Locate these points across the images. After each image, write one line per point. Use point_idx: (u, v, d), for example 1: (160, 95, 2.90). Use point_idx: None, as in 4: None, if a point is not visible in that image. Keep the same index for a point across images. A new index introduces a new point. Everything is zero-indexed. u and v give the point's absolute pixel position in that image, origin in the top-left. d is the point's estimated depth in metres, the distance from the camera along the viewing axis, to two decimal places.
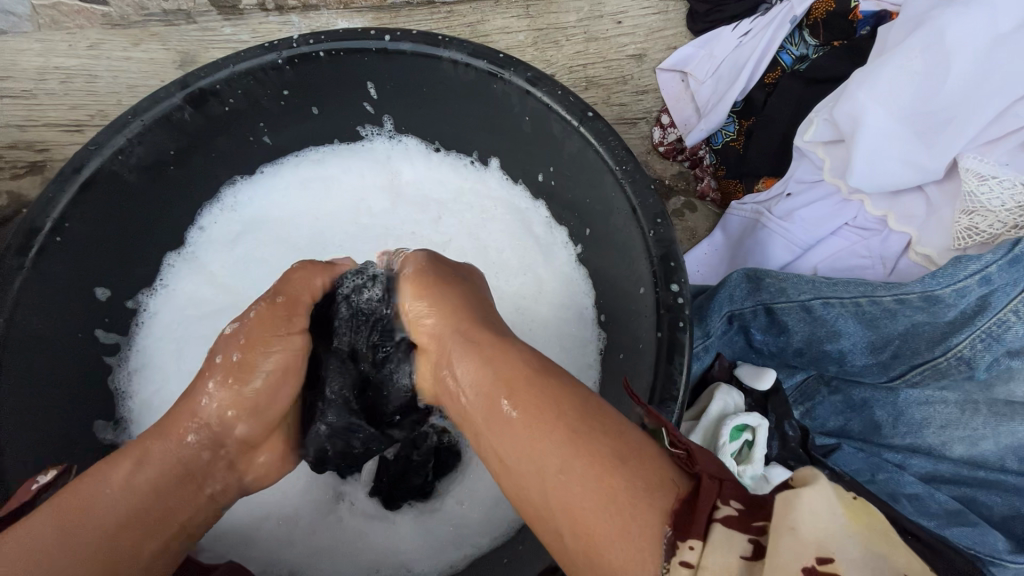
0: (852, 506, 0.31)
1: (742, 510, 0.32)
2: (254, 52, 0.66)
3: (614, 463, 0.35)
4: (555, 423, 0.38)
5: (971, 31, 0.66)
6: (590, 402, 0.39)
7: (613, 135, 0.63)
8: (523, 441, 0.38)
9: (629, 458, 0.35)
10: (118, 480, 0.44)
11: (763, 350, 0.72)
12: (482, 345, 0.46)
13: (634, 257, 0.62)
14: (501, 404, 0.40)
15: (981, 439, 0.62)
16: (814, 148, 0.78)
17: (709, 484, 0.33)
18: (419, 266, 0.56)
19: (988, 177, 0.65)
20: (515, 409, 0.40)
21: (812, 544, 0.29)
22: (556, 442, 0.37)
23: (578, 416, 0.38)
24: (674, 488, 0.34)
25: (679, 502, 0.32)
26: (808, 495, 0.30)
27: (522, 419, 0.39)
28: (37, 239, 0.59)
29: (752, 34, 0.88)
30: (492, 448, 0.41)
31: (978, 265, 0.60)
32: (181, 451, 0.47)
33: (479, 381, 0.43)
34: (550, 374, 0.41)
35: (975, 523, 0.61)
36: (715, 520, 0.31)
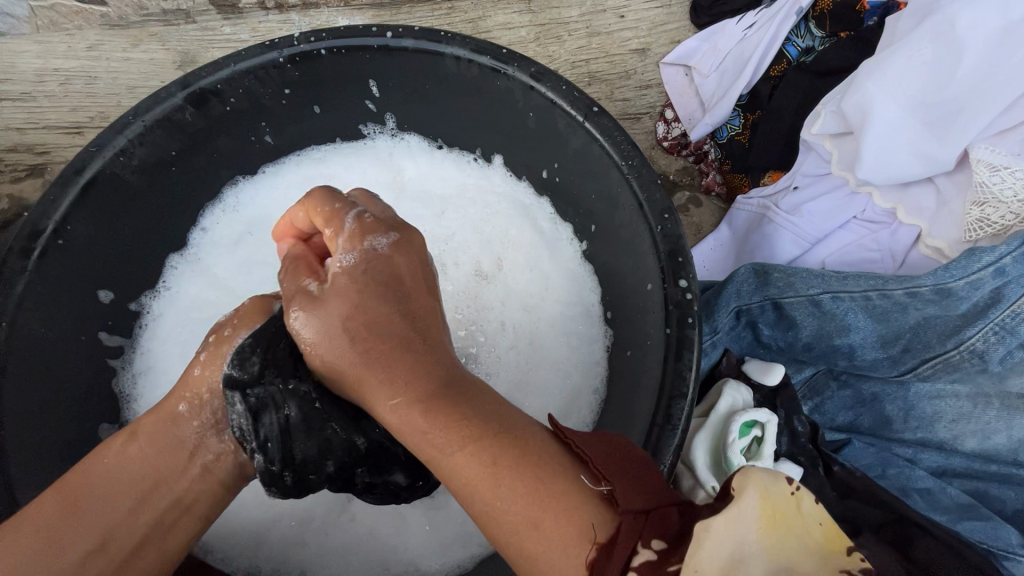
0: (769, 515, 0.33)
1: (662, 551, 0.34)
2: (254, 51, 0.65)
3: (530, 505, 0.37)
4: (473, 452, 0.39)
5: (984, 20, 0.65)
6: (513, 427, 0.40)
7: (618, 130, 0.62)
8: (447, 463, 0.39)
9: (544, 500, 0.37)
10: (112, 454, 0.46)
11: (772, 345, 0.71)
12: (384, 373, 0.43)
13: (641, 254, 0.61)
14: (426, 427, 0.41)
15: (994, 432, 0.62)
16: (821, 140, 0.77)
17: (632, 523, 0.36)
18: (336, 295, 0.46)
19: (1000, 167, 0.64)
20: (430, 433, 0.40)
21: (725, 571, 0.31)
22: (472, 466, 0.38)
23: (500, 442, 0.39)
24: (592, 534, 0.35)
25: (596, 538, 0.35)
26: (719, 524, 0.32)
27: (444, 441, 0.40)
28: (39, 242, 0.59)
29: (757, 26, 0.86)
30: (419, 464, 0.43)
31: (992, 256, 0.58)
32: (171, 425, 0.47)
33: (397, 404, 0.42)
34: (476, 400, 0.42)
35: (988, 517, 0.60)
36: (632, 563, 0.34)
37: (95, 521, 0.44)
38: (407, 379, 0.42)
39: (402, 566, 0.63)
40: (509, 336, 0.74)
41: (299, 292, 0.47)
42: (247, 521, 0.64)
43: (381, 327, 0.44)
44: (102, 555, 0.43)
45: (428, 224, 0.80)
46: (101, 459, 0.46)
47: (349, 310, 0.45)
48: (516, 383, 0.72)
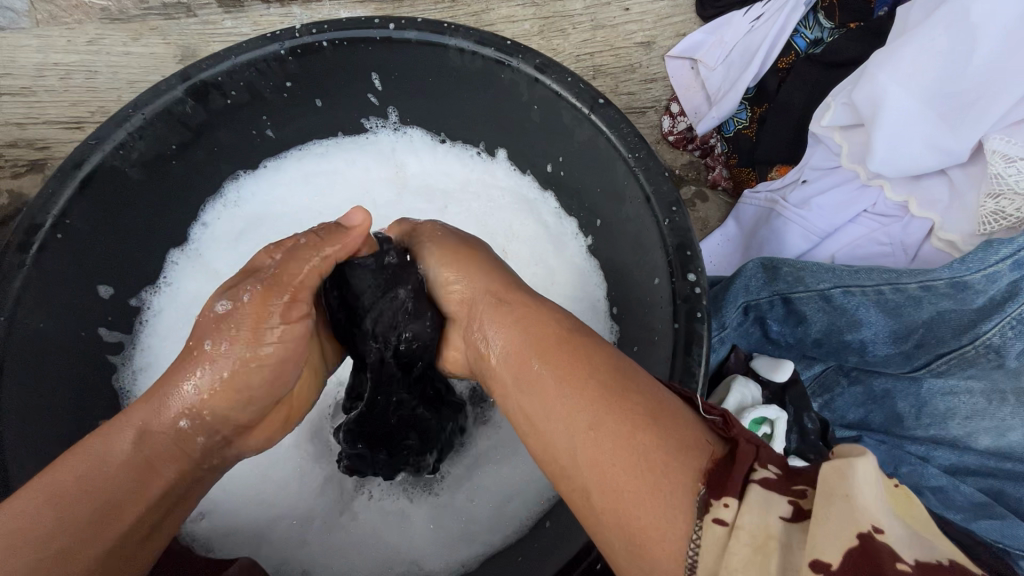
0: (894, 491, 0.31)
1: (780, 475, 0.32)
2: (256, 43, 0.64)
3: (645, 424, 0.34)
4: (585, 383, 0.38)
5: (998, 9, 0.64)
6: (622, 361, 0.39)
7: (625, 122, 0.61)
8: (553, 400, 0.38)
9: (661, 417, 0.35)
10: (118, 458, 0.43)
11: (780, 342, 0.70)
12: (515, 308, 0.47)
13: (648, 248, 0.60)
14: (534, 365, 0.41)
15: (1009, 429, 0.60)
16: (831, 133, 0.76)
17: (749, 448, 0.33)
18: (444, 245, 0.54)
19: (1016, 158, 0.63)
20: (544, 370, 0.40)
21: (867, 513, 0.27)
22: (575, 396, 0.37)
23: (609, 373, 0.38)
24: (709, 451, 0.33)
25: (713, 463, 0.32)
26: (863, 464, 0.29)
27: (554, 377, 0.39)
28: (38, 236, 0.58)
29: (765, 18, 0.85)
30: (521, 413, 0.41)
31: (1010, 248, 0.57)
32: (179, 434, 0.46)
33: (520, 340, 0.44)
34: (581, 337, 0.41)
35: (1003, 515, 0.59)
36: (753, 481, 0.31)
37: (99, 529, 0.40)
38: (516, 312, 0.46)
39: (406, 565, 0.61)
40: None
41: (435, 253, 0.54)
42: (249, 520, 0.63)
43: (502, 273, 0.52)
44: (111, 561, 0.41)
45: (431, 219, 0.79)
46: (91, 464, 0.42)
47: (460, 272, 0.52)
48: None
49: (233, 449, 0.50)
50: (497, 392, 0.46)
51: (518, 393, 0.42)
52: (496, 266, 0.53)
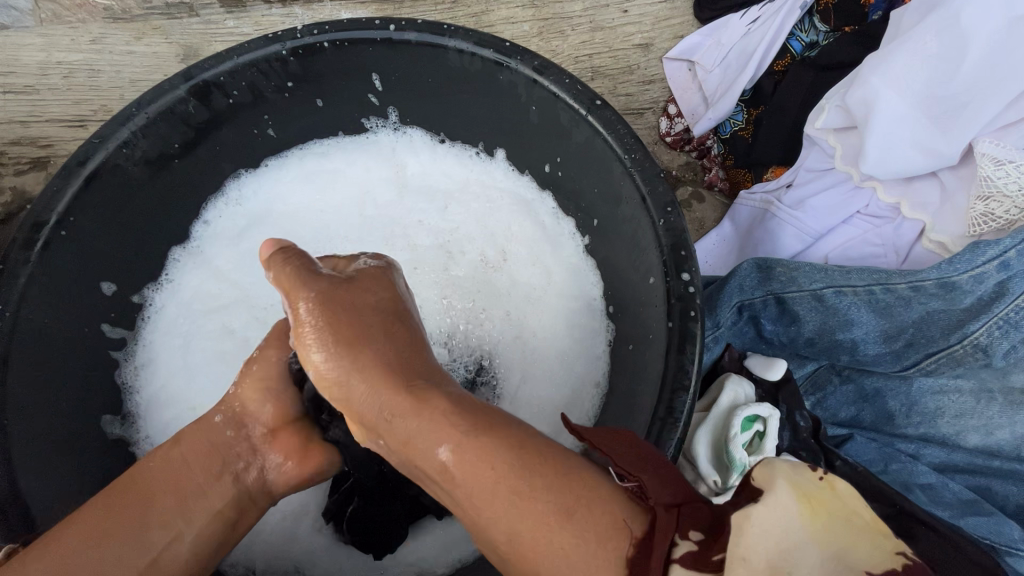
0: (806, 505, 0.33)
1: (700, 543, 0.34)
2: (259, 44, 0.65)
3: (560, 521, 0.35)
4: (496, 483, 0.36)
5: (989, 14, 0.65)
6: (528, 443, 0.38)
7: (621, 124, 0.62)
8: (466, 497, 0.37)
9: (574, 511, 0.35)
10: (157, 456, 0.51)
11: (774, 341, 0.71)
12: (401, 395, 0.41)
13: (643, 247, 0.61)
14: (435, 459, 0.39)
15: (997, 428, 0.62)
16: (825, 135, 0.77)
17: (665, 516, 0.35)
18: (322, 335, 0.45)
19: (1005, 161, 0.64)
20: (451, 461, 0.38)
21: (764, 565, 0.31)
22: (485, 493, 0.37)
23: (517, 464, 0.37)
24: (628, 532, 0.35)
25: (633, 549, 0.34)
26: (759, 515, 0.32)
27: (462, 475, 0.37)
28: (43, 232, 0.59)
29: (761, 21, 0.86)
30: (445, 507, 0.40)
31: (996, 250, 0.60)
32: (212, 434, 0.53)
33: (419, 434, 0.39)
34: (486, 425, 0.39)
35: (990, 512, 0.60)
36: (674, 560, 0.33)
37: (131, 520, 0.47)
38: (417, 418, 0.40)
39: (404, 558, 0.62)
40: (513, 329, 0.74)
41: (305, 342, 0.45)
42: None
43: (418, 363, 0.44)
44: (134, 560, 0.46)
45: (432, 218, 0.80)
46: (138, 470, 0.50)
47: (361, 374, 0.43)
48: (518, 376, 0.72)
49: (260, 458, 0.54)
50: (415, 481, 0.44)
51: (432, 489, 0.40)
52: (378, 337, 0.45)
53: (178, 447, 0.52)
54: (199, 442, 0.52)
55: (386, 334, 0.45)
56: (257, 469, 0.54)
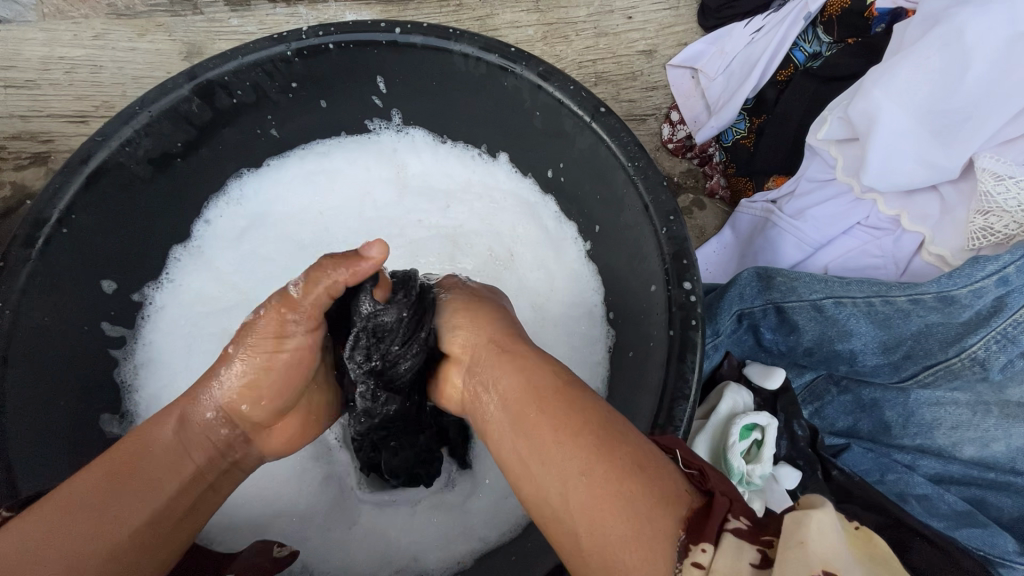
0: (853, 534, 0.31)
1: (751, 525, 0.32)
2: (263, 44, 0.65)
3: (633, 471, 0.36)
4: (578, 432, 0.39)
5: (990, 30, 0.66)
6: (608, 418, 0.40)
7: (626, 131, 0.62)
8: (544, 444, 0.40)
9: (648, 467, 0.36)
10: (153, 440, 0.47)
11: (773, 349, 0.71)
12: (514, 361, 0.47)
13: (645, 256, 0.61)
14: (528, 415, 0.42)
15: (992, 440, 0.62)
16: (827, 147, 0.78)
17: (722, 498, 0.34)
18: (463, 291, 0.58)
19: (1005, 176, 0.65)
20: (537, 412, 0.42)
21: (818, 559, 0.28)
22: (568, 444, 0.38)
23: (600, 429, 0.39)
24: (686, 501, 0.34)
25: (690, 512, 0.33)
26: (820, 516, 0.30)
27: (546, 424, 0.40)
28: (44, 230, 0.58)
29: (765, 30, 0.87)
30: (518, 457, 0.42)
31: (995, 265, 0.60)
32: (206, 425, 0.50)
33: (510, 388, 0.45)
34: (577, 393, 0.42)
35: (984, 524, 0.61)
36: (726, 529, 0.31)
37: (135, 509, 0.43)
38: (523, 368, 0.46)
39: (403, 560, 0.62)
40: None
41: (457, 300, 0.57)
42: (247, 518, 0.64)
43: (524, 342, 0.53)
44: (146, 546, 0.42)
45: (433, 217, 0.81)
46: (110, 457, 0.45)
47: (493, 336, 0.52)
48: None
49: (253, 446, 0.54)
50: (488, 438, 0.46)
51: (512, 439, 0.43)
52: (506, 328, 0.53)
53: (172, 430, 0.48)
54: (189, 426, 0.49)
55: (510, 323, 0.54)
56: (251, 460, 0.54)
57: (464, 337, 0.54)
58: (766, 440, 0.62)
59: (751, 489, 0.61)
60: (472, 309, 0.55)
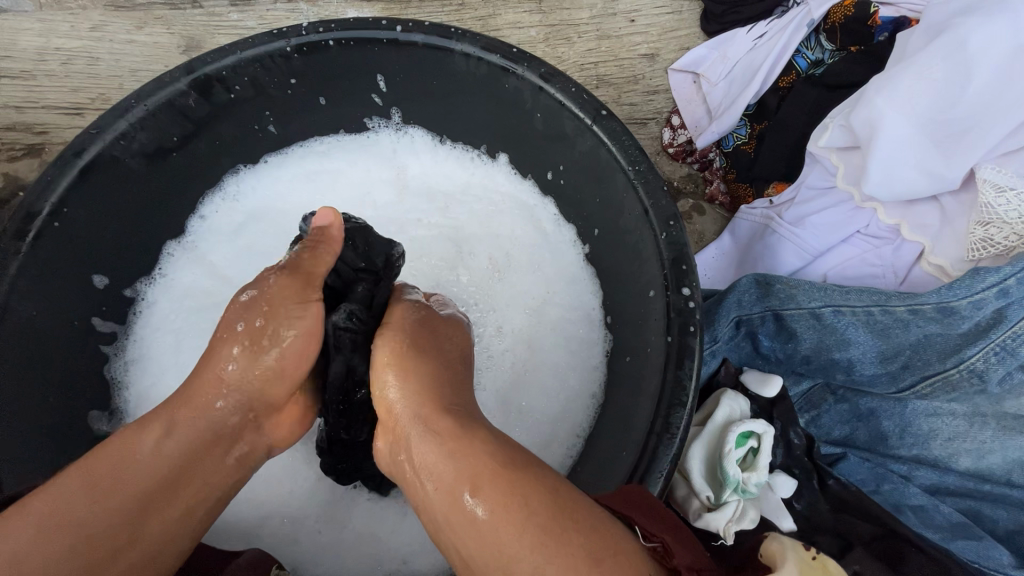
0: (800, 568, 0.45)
1: None
2: (263, 39, 0.64)
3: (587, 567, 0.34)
4: (524, 521, 0.36)
5: (993, 42, 0.66)
6: (556, 492, 0.37)
7: (626, 135, 0.61)
8: (490, 543, 0.36)
9: (605, 560, 0.34)
10: (150, 442, 0.44)
11: (770, 356, 0.71)
12: (444, 432, 0.42)
13: (644, 260, 0.61)
14: (466, 501, 0.38)
15: (989, 451, 0.63)
16: (828, 154, 0.78)
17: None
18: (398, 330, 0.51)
19: (1005, 189, 0.65)
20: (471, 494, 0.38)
21: None
22: (510, 535, 0.36)
23: (548, 510, 0.36)
24: None
25: None
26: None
27: (488, 518, 0.37)
28: (35, 223, 0.58)
29: (768, 37, 0.87)
30: (455, 552, 0.38)
31: (996, 277, 0.60)
32: (210, 417, 0.47)
33: (442, 460, 0.41)
34: (529, 471, 0.39)
35: (980, 537, 0.60)
36: None
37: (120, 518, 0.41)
38: (458, 431, 0.42)
39: (394, 563, 0.62)
40: (510, 338, 0.73)
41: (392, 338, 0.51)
42: (237, 518, 0.63)
43: (453, 386, 0.47)
44: (128, 551, 0.40)
45: (431, 217, 0.80)
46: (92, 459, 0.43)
47: (423, 382, 0.47)
48: (511, 385, 0.71)
49: (262, 436, 0.50)
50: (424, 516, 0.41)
51: (449, 535, 0.39)
52: (452, 379, 0.48)
53: (173, 424, 0.46)
54: (192, 415, 0.47)
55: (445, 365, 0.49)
56: (259, 453, 0.51)
57: (397, 393, 0.47)
58: (762, 447, 0.61)
59: (746, 497, 0.60)
60: (409, 355, 0.49)
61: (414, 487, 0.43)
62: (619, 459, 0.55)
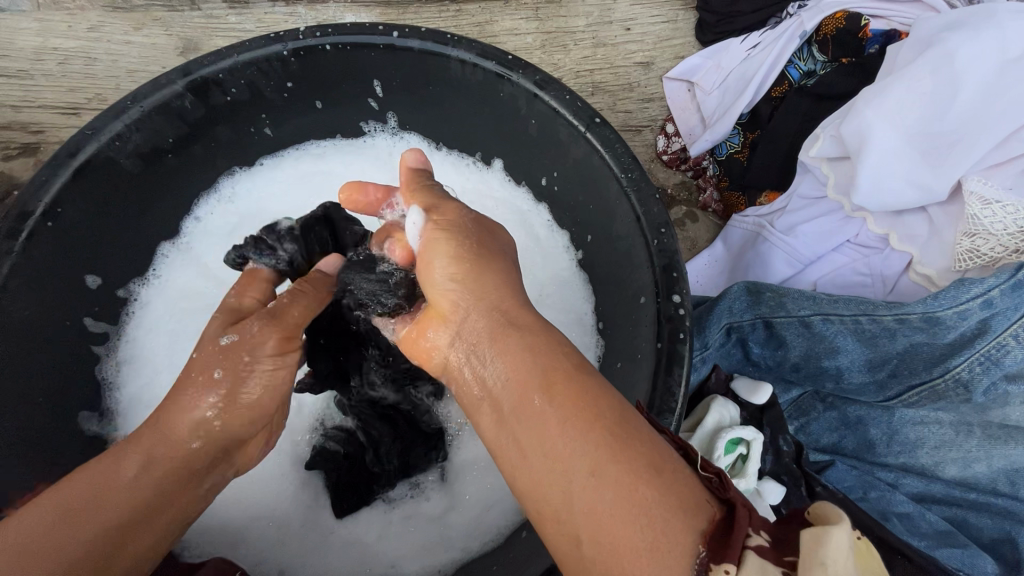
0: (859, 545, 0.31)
1: (772, 543, 0.30)
2: (259, 43, 0.64)
3: (647, 475, 0.33)
4: (593, 423, 0.35)
5: (980, 57, 0.68)
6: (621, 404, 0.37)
7: (619, 142, 0.62)
8: (550, 436, 0.36)
9: (664, 472, 0.33)
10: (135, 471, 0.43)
11: (760, 364, 0.72)
12: (521, 330, 0.42)
13: (636, 266, 0.61)
14: (536, 395, 0.38)
15: (975, 461, 0.63)
16: (818, 163, 0.79)
17: (745, 510, 0.32)
18: (457, 232, 0.48)
19: (991, 201, 0.67)
20: (518, 404, 0.38)
21: None
22: (570, 432, 0.35)
23: (614, 418, 0.36)
24: (706, 510, 0.32)
25: (712, 524, 0.31)
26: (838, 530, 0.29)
27: (556, 413, 0.36)
28: (29, 223, 0.57)
29: (761, 46, 0.88)
30: (508, 439, 0.38)
31: (981, 288, 0.60)
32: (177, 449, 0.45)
33: (509, 362, 0.40)
34: (591, 375, 0.38)
35: (965, 545, 0.61)
36: (748, 547, 0.30)
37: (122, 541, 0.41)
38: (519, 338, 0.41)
39: (382, 568, 0.62)
40: None
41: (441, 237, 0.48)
42: (228, 520, 0.63)
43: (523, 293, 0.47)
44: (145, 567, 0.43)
45: None
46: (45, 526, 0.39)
47: (478, 275, 0.46)
48: None
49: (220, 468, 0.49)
50: (485, 414, 0.41)
51: (510, 423, 0.38)
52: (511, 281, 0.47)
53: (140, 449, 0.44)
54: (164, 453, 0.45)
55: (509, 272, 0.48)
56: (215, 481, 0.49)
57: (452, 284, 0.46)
58: (751, 454, 0.62)
59: None
60: (472, 257, 0.47)
61: (485, 385, 0.42)
62: None
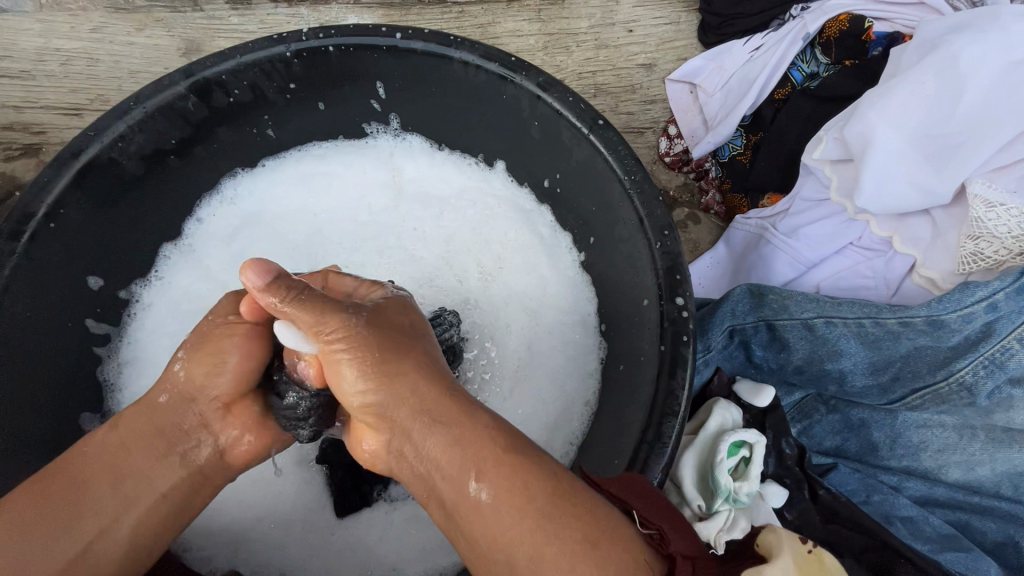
0: None
1: None
2: (263, 44, 0.64)
3: (585, 550, 0.38)
4: (527, 507, 0.38)
5: (984, 61, 0.67)
6: (553, 475, 0.40)
7: (623, 144, 0.62)
8: (492, 528, 0.39)
9: (601, 543, 0.38)
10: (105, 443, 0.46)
11: (763, 366, 0.71)
12: (445, 420, 0.41)
13: (639, 268, 0.61)
14: (470, 486, 0.39)
15: (978, 464, 0.63)
16: (821, 166, 0.78)
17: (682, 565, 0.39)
18: (360, 334, 0.42)
19: (996, 204, 0.67)
20: (456, 496, 0.40)
21: None
22: (509, 522, 0.38)
23: (547, 498, 0.39)
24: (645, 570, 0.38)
25: None
26: None
27: (493, 502, 0.39)
28: (31, 224, 0.58)
29: (764, 48, 0.88)
30: (457, 530, 0.40)
31: (985, 291, 0.61)
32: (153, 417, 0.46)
33: (438, 455, 0.40)
34: (518, 452, 0.40)
35: (968, 548, 0.61)
36: None
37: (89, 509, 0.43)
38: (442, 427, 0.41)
39: (383, 570, 0.62)
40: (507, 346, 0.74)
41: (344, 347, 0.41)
42: (229, 521, 0.63)
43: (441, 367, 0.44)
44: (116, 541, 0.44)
45: (424, 228, 0.80)
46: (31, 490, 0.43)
47: (388, 377, 0.41)
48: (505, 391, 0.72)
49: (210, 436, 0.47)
50: (426, 500, 0.42)
51: (455, 521, 0.40)
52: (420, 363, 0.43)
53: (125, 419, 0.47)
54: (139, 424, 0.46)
55: (418, 355, 0.43)
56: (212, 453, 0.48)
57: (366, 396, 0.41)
58: (753, 457, 0.61)
59: (737, 507, 0.60)
60: (378, 363, 0.41)
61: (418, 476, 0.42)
62: (611, 467, 0.56)
